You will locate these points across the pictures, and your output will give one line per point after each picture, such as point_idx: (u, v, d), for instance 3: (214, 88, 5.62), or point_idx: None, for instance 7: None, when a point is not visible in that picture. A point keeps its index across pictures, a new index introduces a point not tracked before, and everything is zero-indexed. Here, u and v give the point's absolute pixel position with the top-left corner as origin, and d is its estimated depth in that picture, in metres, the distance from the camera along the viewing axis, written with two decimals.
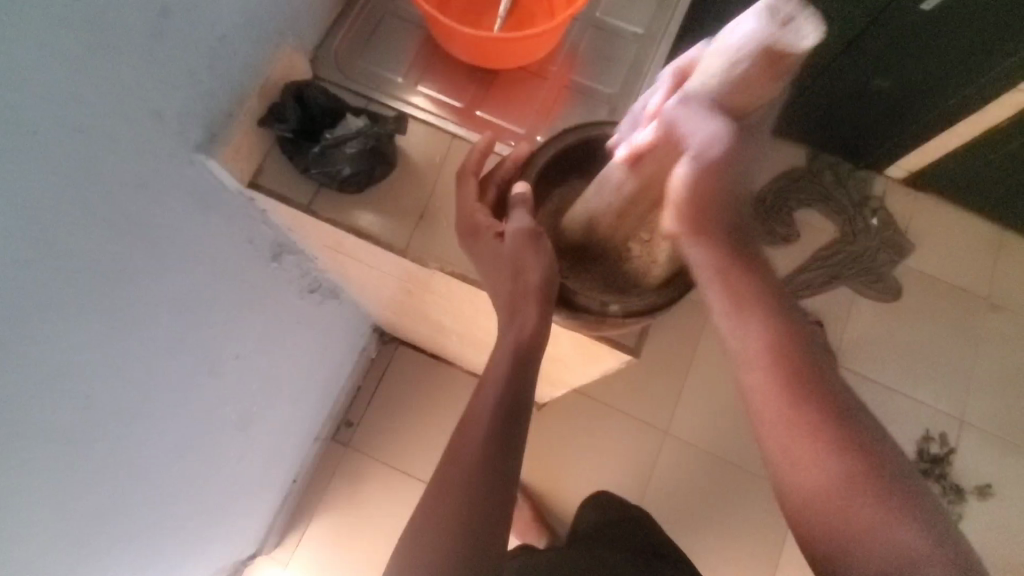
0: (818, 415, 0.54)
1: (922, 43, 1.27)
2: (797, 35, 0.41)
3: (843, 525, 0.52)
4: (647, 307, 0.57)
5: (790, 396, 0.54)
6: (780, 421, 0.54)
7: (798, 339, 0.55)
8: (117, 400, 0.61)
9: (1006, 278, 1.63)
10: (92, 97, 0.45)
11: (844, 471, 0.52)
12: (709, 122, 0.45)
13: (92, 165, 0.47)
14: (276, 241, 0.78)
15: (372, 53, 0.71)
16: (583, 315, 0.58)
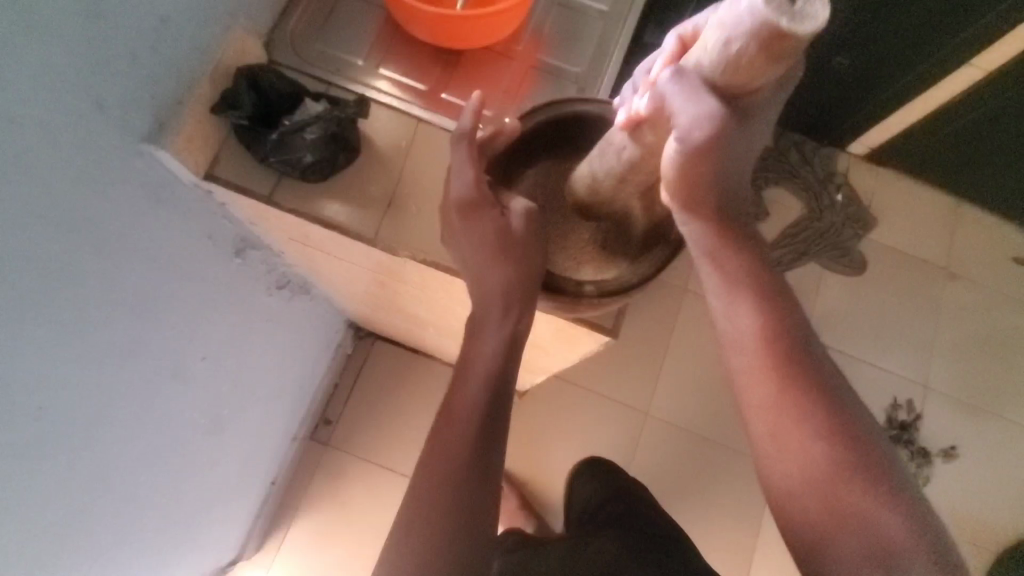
0: (805, 392, 0.53)
1: (881, 20, 1.29)
2: (802, 18, 0.36)
3: (826, 513, 0.52)
4: (623, 286, 0.56)
5: (778, 380, 0.53)
6: (766, 407, 0.54)
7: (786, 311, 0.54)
8: (72, 409, 0.57)
9: (962, 246, 1.69)
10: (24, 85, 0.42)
11: (828, 456, 0.52)
12: (697, 104, 0.44)
13: (30, 158, 0.43)
14: (238, 235, 0.75)
15: (330, 35, 0.68)
16: (559, 296, 0.57)
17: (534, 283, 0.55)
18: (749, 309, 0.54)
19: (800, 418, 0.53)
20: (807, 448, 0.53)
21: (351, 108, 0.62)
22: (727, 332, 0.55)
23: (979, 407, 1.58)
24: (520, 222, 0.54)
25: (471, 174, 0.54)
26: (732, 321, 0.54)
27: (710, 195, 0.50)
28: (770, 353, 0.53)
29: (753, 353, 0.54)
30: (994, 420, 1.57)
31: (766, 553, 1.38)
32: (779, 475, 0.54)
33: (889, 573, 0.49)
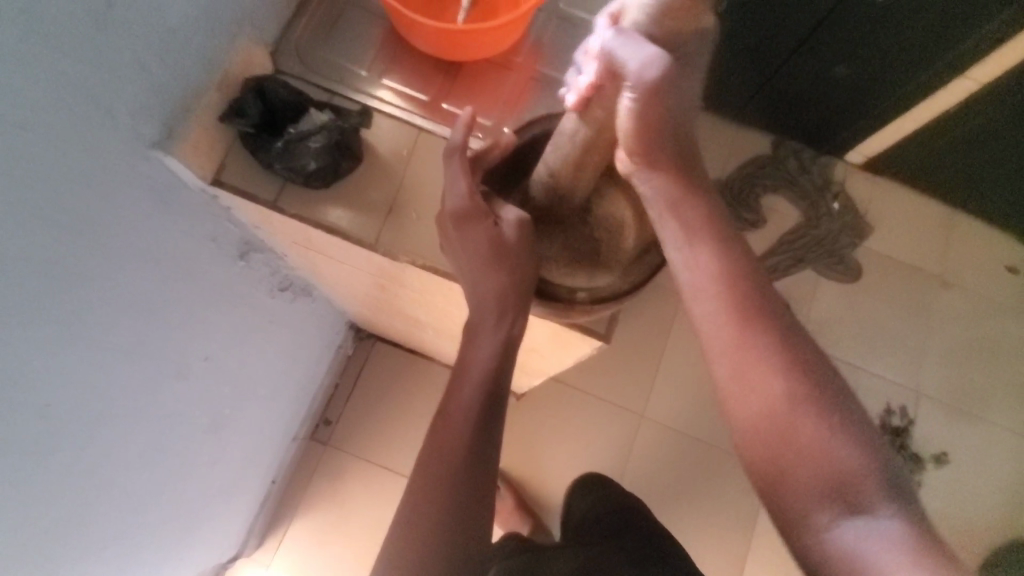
0: (767, 350, 0.54)
1: (881, 31, 1.30)
2: None
3: (780, 444, 0.54)
4: (613, 293, 0.60)
5: (742, 328, 0.55)
6: (733, 347, 0.55)
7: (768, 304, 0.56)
8: (77, 405, 0.59)
9: (957, 255, 1.70)
10: (38, 94, 0.43)
11: (788, 399, 0.54)
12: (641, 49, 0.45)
13: (39, 164, 0.45)
14: (243, 238, 0.77)
15: (334, 45, 0.69)
16: (553, 302, 0.61)
17: (528, 291, 0.56)
18: (710, 253, 0.55)
19: (758, 359, 0.54)
20: (770, 395, 0.54)
21: (354, 119, 0.65)
22: (688, 280, 0.56)
23: (972, 414, 1.59)
24: (513, 232, 0.55)
25: (463, 185, 0.55)
26: (693, 266, 0.56)
27: (662, 148, 0.52)
28: (733, 302, 0.55)
29: (714, 301, 0.55)
30: (986, 427, 1.59)
31: (759, 556, 1.40)
32: (742, 418, 0.56)
33: (839, 508, 0.51)
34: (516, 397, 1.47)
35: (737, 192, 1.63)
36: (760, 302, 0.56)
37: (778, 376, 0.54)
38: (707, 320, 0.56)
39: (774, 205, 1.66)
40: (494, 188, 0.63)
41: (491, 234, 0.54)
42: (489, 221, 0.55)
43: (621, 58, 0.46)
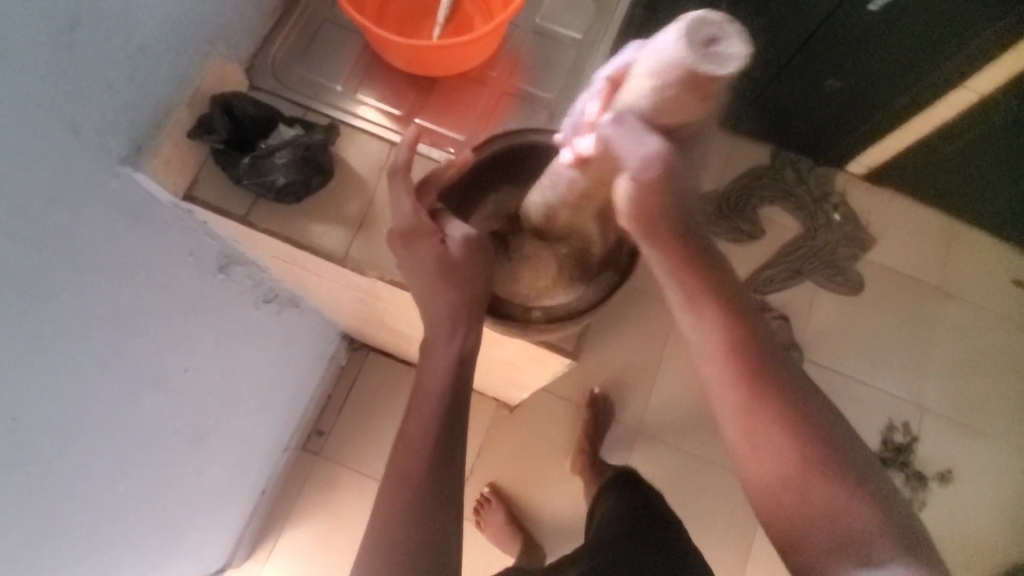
0: (772, 415, 0.57)
1: (872, 44, 1.30)
2: (719, 56, 0.38)
3: (796, 505, 0.57)
4: (569, 312, 0.61)
5: (749, 390, 0.57)
6: (736, 411, 0.58)
7: (756, 349, 0.57)
8: (48, 418, 0.59)
9: (960, 267, 1.67)
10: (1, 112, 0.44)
11: (793, 462, 0.57)
12: (645, 142, 0.44)
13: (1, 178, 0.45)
14: (222, 252, 0.78)
15: (310, 61, 0.70)
16: (507, 320, 0.61)
17: (482, 305, 0.57)
18: (716, 322, 0.56)
19: (771, 424, 0.57)
20: (775, 457, 0.57)
21: (319, 134, 0.64)
22: (697, 341, 0.57)
23: (977, 431, 1.56)
24: (460, 249, 0.56)
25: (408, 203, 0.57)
26: (701, 331, 0.57)
27: (663, 223, 0.50)
28: (737, 365, 0.57)
29: (722, 364, 0.57)
30: (991, 444, 1.55)
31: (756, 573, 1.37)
32: (754, 474, 0.59)
33: (854, 563, 0.54)
34: (508, 409, 1.46)
35: (734, 203, 1.62)
36: (766, 357, 0.58)
37: (790, 440, 0.57)
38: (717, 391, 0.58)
39: (772, 215, 1.64)
40: (452, 207, 0.63)
41: (437, 252, 0.55)
42: (437, 239, 0.56)
43: (621, 146, 0.45)
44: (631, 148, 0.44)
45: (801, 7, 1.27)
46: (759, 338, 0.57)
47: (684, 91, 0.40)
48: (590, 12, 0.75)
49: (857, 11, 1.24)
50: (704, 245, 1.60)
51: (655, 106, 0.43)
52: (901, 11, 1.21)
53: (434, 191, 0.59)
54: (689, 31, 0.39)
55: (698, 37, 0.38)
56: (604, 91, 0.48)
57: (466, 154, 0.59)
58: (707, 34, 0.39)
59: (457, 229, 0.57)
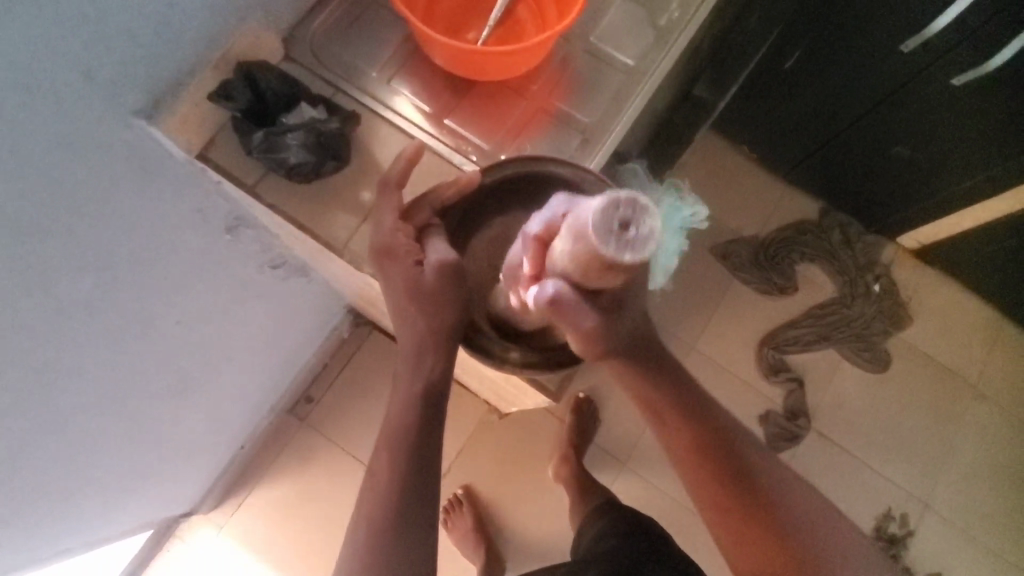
0: (748, 507, 0.63)
1: (949, 119, 1.20)
2: (636, 242, 0.39)
3: None
4: (545, 361, 0.58)
5: (721, 487, 0.64)
6: (716, 510, 0.64)
7: (719, 452, 0.64)
8: (24, 352, 0.60)
9: (998, 367, 1.58)
10: (10, 50, 0.44)
11: (772, 546, 0.62)
12: (583, 309, 0.48)
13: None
14: (233, 214, 0.77)
15: (351, 42, 0.69)
16: (482, 355, 0.59)
17: (460, 329, 0.56)
18: (680, 430, 0.63)
19: (748, 515, 0.63)
20: (760, 543, 0.62)
21: (335, 122, 0.63)
22: (667, 448, 0.65)
23: (981, 542, 1.47)
24: (432, 274, 0.55)
25: (387, 223, 0.58)
26: (669, 440, 0.64)
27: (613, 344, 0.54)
28: (706, 467, 0.64)
29: (692, 468, 0.64)
30: (992, 557, 1.47)
31: None
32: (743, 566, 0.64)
33: None
34: (499, 415, 1.45)
35: (772, 255, 1.55)
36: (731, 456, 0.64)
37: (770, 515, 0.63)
38: (688, 479, 0.65)
39: (808, 274, 1.57)
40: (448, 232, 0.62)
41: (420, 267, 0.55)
42: (413, 261, 0.56)
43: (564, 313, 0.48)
44: (575, 314, 0.48)
45: (879, 68, 1.19)
46: (721, 439, 0.64)
47: (597, 267, 0.42)
48: (649, 40, 0.71)
49: (937, 83, 1.15)
50: (729, 291, 1.54)
51: (578, 276, 0.45)
52: (986, 90, 1.11)
53: (428, 209, 0.59)
54: (598, 222, 0.39)
55: (607, 228, 0.38)
56: (534, 248, 0.49)
57: (468, 175, 0.59)
58: (618, 220, 0.39)
59: (435, 251, 0.56)
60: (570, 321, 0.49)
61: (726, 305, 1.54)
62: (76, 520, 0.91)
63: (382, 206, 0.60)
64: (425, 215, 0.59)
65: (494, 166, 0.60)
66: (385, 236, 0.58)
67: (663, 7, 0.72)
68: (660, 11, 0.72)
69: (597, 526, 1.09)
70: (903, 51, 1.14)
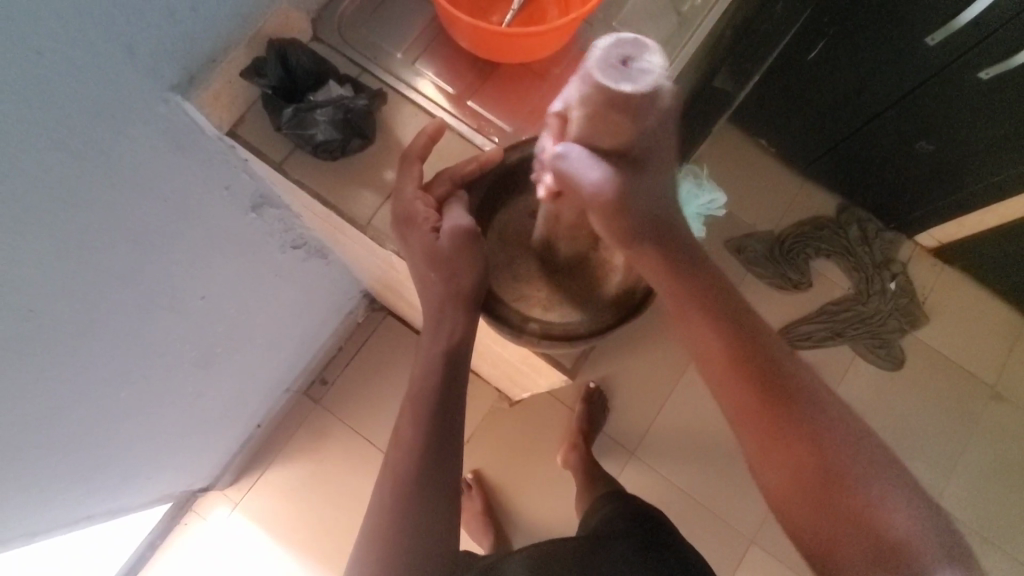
0: (790, 426, 0.56)
1: (975, 114, 1.19)
2: (639, 74, 0.42)
3: (830, 524, 0.54)
4: (566, 334, 0.61)
5: (758, 395, 0.57)
6: (757, 424, 0.57)
7: (748, 350, 0.58)
8: (58, 319, 0.62)
9: (1015, 369, 1.56)
10: (54, 22, 0.46)
11: (813, 465, 0.55)
12: (593, 169, 0.50)
13: (39, 83, 0.47)
14: (258, 192, 0.79)
15: (377, 23, 0.70)
16: (502, 324, 0.61)
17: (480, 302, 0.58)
18: (712, 325, 0.58)
19: (790, 431, 0.56)
20: (798, 472, 0.56)
21: (363, 99, 0.64)
22: (697, 347, 0.59)
23: (992, 541, 1.46)
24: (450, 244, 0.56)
25: (413, 197, 0.59)
26: (699, 337, 0.59)
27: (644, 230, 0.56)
28: (737, 368, 0.58)
29: (721, 365, 0.58)
30: (1002, 556, 1.46)
31: None
32: (778, 493, 0.57)
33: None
34: (509, 401, 1.47)
35: (788, 249, 1.55)
36: (767, 358, 0.58)
37: (795, 429, 0.56)
38: (726, 397, 0.59)
39: (823, 270, 1.56)
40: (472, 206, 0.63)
41: (441, 233, 0.57)
42: (430, 229, 0.57)
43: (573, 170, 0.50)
44: (585, 174, 0.50)
45: (904, 62, 1.18)
46: (758, 337, 0.59)
47: (603, 108, 0.44)
48: (671, 26, 0.72)
49: (964, 77, 1.14)
50: (744, 285, 1.54)
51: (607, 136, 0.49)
52: (1013, 84, 1.10)
53: (447, 181, 0.61)
54: (601, 59, 0.43)
55: (609, 62, 0.42)
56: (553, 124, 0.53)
57: (490, 152, 0.61)
58: (622, 55, 0.43)
59: (451, 219, 0.57)
60: (580, 186, 0.51)
61: (741, 298, 1.54)
62: (102, 488, 0.94)
63: (406, 181, 0.61)
64: (447, 188, 0.60)
65: (519, 142, 0.62)
66: (408, 209, 0.59)
67: None
68: None
69: (607, 511, 1.10)
70: (929, 44, 1.12)
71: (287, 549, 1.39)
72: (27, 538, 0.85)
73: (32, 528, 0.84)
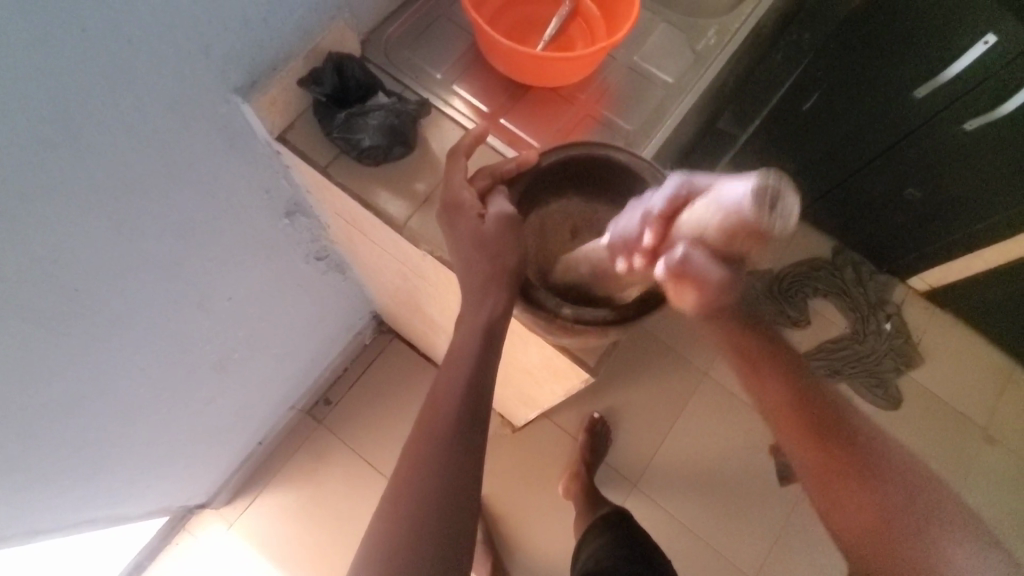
0: None
1: (961, 162, 1.26)
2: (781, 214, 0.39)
3: None
4: (599, 318, 0.60)
5: None
6: None
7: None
8: (99, 300, 0.65)
9: (1008, 413, 1.59)
10: (143, 17, 0.51)
11: None
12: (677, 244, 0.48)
13: (123, 69, 0.52)
14: (293, 200, 0.83)
15: (420, 45, 0.76)
16: (537, 308, 0.62)
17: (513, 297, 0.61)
18: None
19: None
20: None
21: (410, 108, 0.70)
22: None
23: None
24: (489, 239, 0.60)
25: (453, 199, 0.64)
26: None
27: None
28: None
29: None
30: None
31: None
32: None
33: None
34: (512, 428, 1.48)
35: (786, 287, 1.60)
36: None
37: None
38: None
39: (821, 308, 1.61)
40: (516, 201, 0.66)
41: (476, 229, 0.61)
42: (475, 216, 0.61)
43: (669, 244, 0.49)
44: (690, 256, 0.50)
45: (895, 112, 1.26)
46: None
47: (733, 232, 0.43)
48: (687, 62, 0.79)
49: (949, 127, 1.21)
50: None
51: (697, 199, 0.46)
52: (995, 134, 1.17)
53: (489, 177, 0.65)
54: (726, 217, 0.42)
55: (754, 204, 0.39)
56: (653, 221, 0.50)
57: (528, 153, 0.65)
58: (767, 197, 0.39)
59: (496, 206, 0.62)
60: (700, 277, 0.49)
61: None
62: (105, 490, 0.93)
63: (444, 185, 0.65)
64: (496, 184, 0.65)
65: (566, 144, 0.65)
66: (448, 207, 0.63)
67: (700, 34, 0.80)
68: (698, 37, 0.80)
69: (598, 540, 1.11)
70: (915, 97, 1.20)
71: (279, 573, 1.36)
72: (30, 536, 0.84)
73: (36, 524, 0.83)
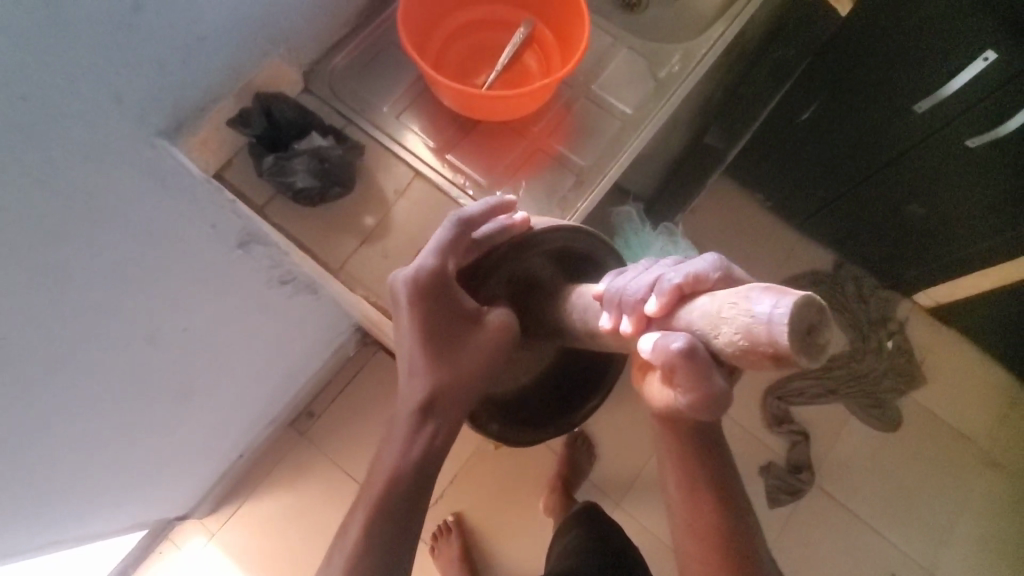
0: None
1: (969, 176, 1.18)
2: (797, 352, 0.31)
3: None
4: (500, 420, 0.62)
5: None
6: None
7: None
8: (31, 348, 0.63)
9: (1013, 436, 1.52)
10: (43, 75, 0.50)
11: None
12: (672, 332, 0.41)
13: (26, 127, 0.51)
14: (244, 231, 0.82)
15: (366, 78, 0.77)
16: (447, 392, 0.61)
17: None
18: None
19: None
20: None
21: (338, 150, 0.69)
22: None
23: None
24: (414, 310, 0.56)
25: None
26: None
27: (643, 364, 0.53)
28: None
29: None
30: None
31: None
32: None
33: None
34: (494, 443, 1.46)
35: None
36: None
37: None
38: None
39: None
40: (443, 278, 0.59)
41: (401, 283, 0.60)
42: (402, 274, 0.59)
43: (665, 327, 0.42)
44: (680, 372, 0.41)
45: (893, 126, 1.19)
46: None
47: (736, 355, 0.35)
48: (646, 90, 0.75)
49: (953, 144, 1.13)
50: None
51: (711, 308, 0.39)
52: (1005, 148, 1.08)
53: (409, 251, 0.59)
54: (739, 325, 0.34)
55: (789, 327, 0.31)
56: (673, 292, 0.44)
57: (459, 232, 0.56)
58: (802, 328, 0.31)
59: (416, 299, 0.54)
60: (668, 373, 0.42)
61: None
62: (71, 518, 0.93)
63: None
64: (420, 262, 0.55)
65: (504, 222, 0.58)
66: None
67: (663, 60, 0.77)
68: (660, 64, 0.76)
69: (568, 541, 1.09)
70: (918, 110, 1.13)
71: None
72: None
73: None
